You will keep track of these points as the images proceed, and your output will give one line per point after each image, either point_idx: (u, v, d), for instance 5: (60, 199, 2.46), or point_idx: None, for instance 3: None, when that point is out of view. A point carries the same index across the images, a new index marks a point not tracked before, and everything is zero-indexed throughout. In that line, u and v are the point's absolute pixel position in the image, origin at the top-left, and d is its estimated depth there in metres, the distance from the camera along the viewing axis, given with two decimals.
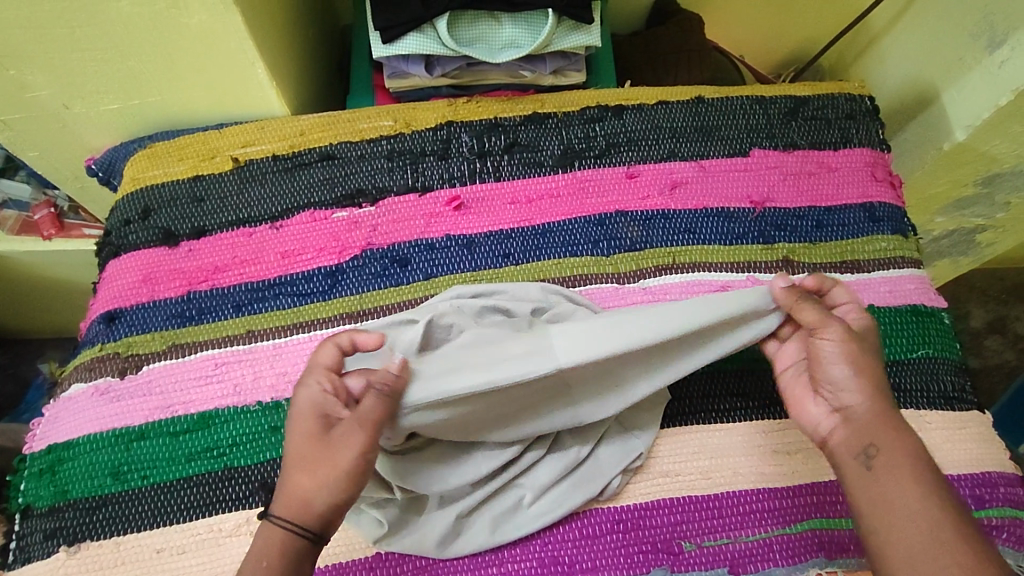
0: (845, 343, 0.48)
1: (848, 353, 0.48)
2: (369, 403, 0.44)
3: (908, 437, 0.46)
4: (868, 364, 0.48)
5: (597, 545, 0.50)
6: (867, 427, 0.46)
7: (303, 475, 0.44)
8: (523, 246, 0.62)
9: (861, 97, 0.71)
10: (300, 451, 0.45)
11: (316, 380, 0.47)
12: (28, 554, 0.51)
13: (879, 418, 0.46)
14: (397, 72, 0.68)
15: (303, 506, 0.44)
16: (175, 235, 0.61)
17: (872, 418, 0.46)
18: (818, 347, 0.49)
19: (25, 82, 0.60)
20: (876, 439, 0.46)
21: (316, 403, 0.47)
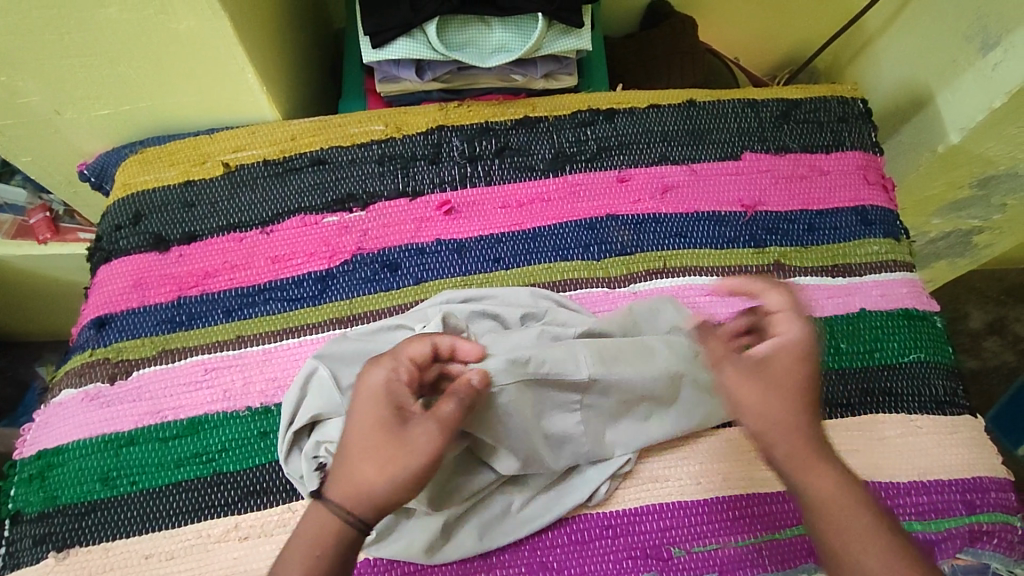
0: (747, 382, 0.47)
1: (760, 395, 0.47)
2: (449, 408, 0.45)
3: (829, 468, 0.46)
4: (768, 401, 0.46)
5: (586, 551, 0.50)
6: (789, 467, 0.46)
7: (370, 465, 0.45)
8: (514, 251, 0.62)
9: (853, 100, 0.70)
10: (366, 440, 0.46)
11: (391, 366, 0.47)
12: (18, 560, 0.51)
13: (802, 453, 0.46)
14: (388, 76, 0.68)
15: (363, 497, 0.45)
16: (166, 240, 0.62)
17: (795, 456, 0.46)
18: (728, 386, 0.47)
19: (16, 89, 0.60)
20: (801, 476, 0.46)
21: (390, 393, 0.47)
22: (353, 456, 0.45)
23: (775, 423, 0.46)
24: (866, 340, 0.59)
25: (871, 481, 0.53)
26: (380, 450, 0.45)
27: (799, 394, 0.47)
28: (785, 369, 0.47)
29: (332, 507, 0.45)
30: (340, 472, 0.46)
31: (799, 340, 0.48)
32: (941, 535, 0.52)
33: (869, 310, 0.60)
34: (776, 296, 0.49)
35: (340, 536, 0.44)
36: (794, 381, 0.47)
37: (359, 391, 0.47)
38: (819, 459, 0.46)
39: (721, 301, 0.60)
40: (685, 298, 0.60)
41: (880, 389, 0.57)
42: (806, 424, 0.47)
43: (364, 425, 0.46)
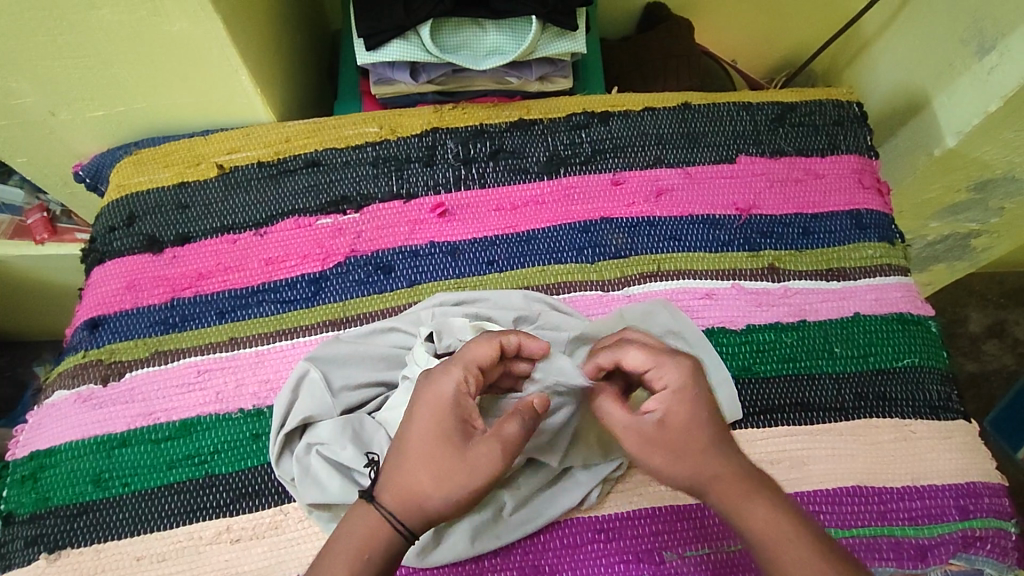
0: (653, 445, 0.45)
1: (664, 457, 0.44)
2: (513, 428, 0.44)
3: (759, 505, 0.42)
4: (669, 463, 0.44)
5: (579, 555, 0.50)
6: (721, 506, 0.43)
7: (427, 476, 0.43)
8: (507, 254, 0.62)
9: (849, 103, 0.70)
10: (424, 450, 0.44)
11: (456, 375, 0.46)
12: (9, 562, 0.51)
13: (732, 493, 0.43)
14: (383, 78, 0.68)
15: (417, 507, 0.43)
16: (160, 241, 0.62)
17: (723, 497, 0.43)
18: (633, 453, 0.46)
19: (10, 90, 0.60)
20: (736, 519, 0.43)
21: (461, 406, 0.45)
22: (412, 461, 0.44)
23: (690, 476, 0.44)
24: (860, 344, 0.59)
25: (864, 486, 0.53)
26: (444, 463, 0.43)
27: (703, 441, 0.44)
28: (681, 422, 0.45)
29: (382, 510, 0.43)
30: (396, 473, 0.44)
31: (678, 385, 0.45)
32: (935, 540, 0.52)
33: (863, 314, 0.60)
34: (636, 351, 0.47)
35: (384, 543, 0.42)
36: (693, 432, 0.44)
37: (426, 399, 0.45)
38: (752, 497, 0.43)
39: (715, 305, 0.60)
40: (678, 301, 0.60)
41: (875, 393, 0.57)
42: (730, 463, 0.44)
43: (428, 433, 0.44)
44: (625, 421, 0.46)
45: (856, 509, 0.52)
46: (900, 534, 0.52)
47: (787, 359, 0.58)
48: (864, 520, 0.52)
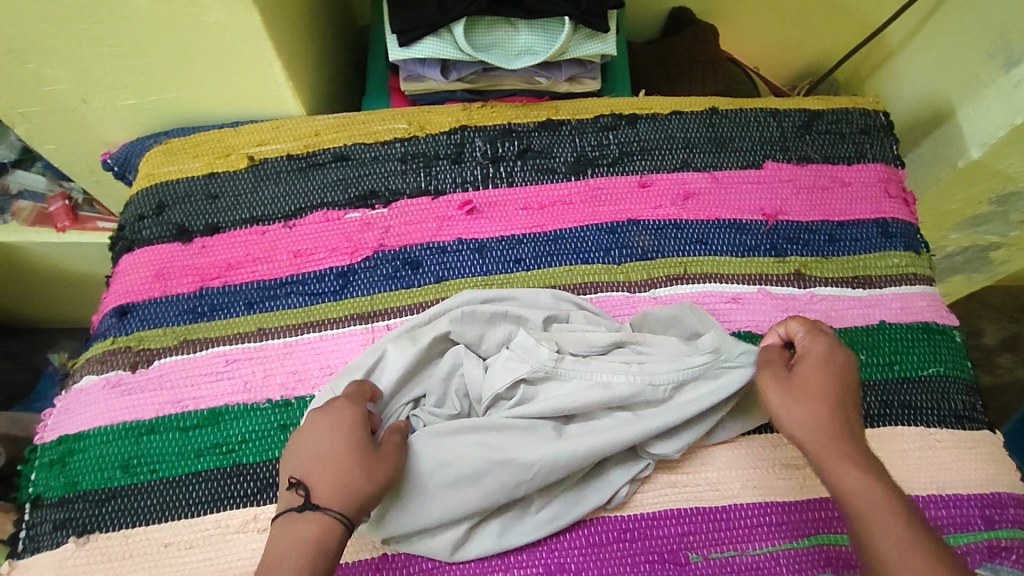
0: (779, 382, 0.50)
1: (785, 392, 0.50)
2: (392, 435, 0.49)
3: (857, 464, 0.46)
4: (794, 400, 0.49)
5: (604, 554, 0.51)
6: (819, 461, 0.47)
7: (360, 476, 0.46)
8: (535, 253, 0.62)
9: (876, 112, 0.70)
10: (338, 458, 0.46)
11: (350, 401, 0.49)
12: (37, 544, 0.51)
13: (832, 451, 0.47)
14: (413, 74, 0.68)
15: (357, 503, 0.45)
16: (188, 231, 0.62)
17: (820, 453, 0.47)
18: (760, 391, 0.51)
19: (44, 76, 0.61)
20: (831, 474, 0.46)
21: (360, 417, 0.48)
22: (336, 468, 0.46)
23: (800, 420, 0.48)
24: (885, 352, 0.59)
25: None
26: (366, 462, 0.46)
27: (827, 399, 0.49)
28: (812, 378, 0.50)
29: (324, 513, 0.44)
30: (326, 481, 0.45)
31: (819, 351, 0.51)
32: (961, 549, 0.52)
33: (888, 322, 0.60)
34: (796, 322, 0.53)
35: (331, 539, 0.43)
36: (821, 389, 0.49)
37: (338, 419, 0.48)
38: (850, 460, 0.46)
39: (742, 309, 0.60)
40: (706, 304, 0.60)
41: (900, 401, 0.57)
42: (837, 426, 0.48)
43: (339, 442, 0.47)
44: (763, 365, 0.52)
45: None
46: None
47: None
48: None
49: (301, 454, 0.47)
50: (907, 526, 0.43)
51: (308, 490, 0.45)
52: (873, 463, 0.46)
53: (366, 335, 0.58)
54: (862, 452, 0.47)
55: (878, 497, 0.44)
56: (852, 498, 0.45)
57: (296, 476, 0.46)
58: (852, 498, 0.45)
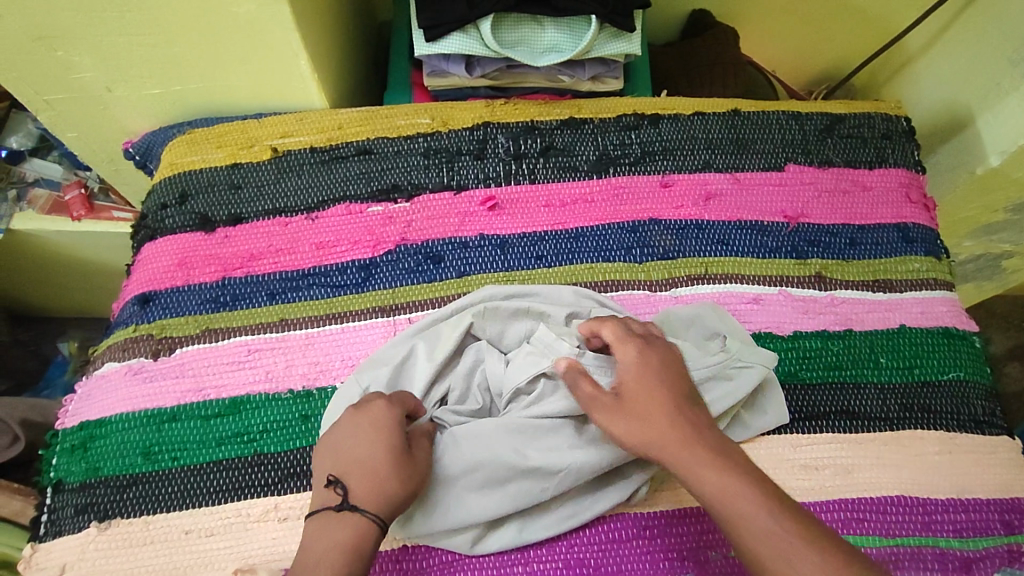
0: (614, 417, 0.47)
1: (621, 423, 0.47)
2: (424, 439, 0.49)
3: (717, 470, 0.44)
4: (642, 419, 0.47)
5: (623, 550, 0.51)
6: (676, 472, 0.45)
7: (395, 481, 0.46)
8: (556, 249, 0.62)
9: (897, 118, 0.71)
10: (376, 461, 0.46)
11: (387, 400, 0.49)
12: (59, 528, 0.51)
13: (684, 461, 0.45)
14: (436, 70, 0.68)
15: (390, 507, 0.45)
16: (211, 220, 0.62)
17: (677, 466, 0.45)
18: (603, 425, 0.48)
19: (71, 63, 0.61)
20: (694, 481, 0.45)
21: (398, 419, 0.48)
22: (373, 470, 0.45)
23: (652, 442, 0.46)
24: (905, 356, 0.59)
25: (908, 496, 0.54)
26: (401, 465, 0.46)
27: (664, 406, 0.47)
28: (639, 392, 0.48)
29: (361, 516, 0.44)
30: (363, 484, 0.45)
31: (638, 362, 0.49)
32: (980, 553, 0.52)
33: (908, 326, 0.60)
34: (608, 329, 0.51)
35: (365, 542, 0.43)
36: (650, 399, 0.47)
37: (370, 419, 0.47)
38: (711, 463, 0.45)
39: (762, 310, 0.60)
40: (726, 304, 0.60)
41: (920, 405, 0.57)
42: (685, 430, 0.46)
43: (378, 445, 0.46)
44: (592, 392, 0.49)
45: (899, 519, 0.53)
46: (945, 546, 0.52)
47: (832, 366, 0.58)
48: (908, 530, 0.52)
49: (339, 452, 0.47)
50: (778, 517, 0.42)
51: (345, 490, 0.45)
52: (733, 457, 0.45)
53: (387, 328, 0.58)
54: (717, 447, 0.46)
55: (750, 497, 0.43)
56: (723, 507, 0.43)
57: (333, 473, 0.46)
58: (726, 508, 0.43)
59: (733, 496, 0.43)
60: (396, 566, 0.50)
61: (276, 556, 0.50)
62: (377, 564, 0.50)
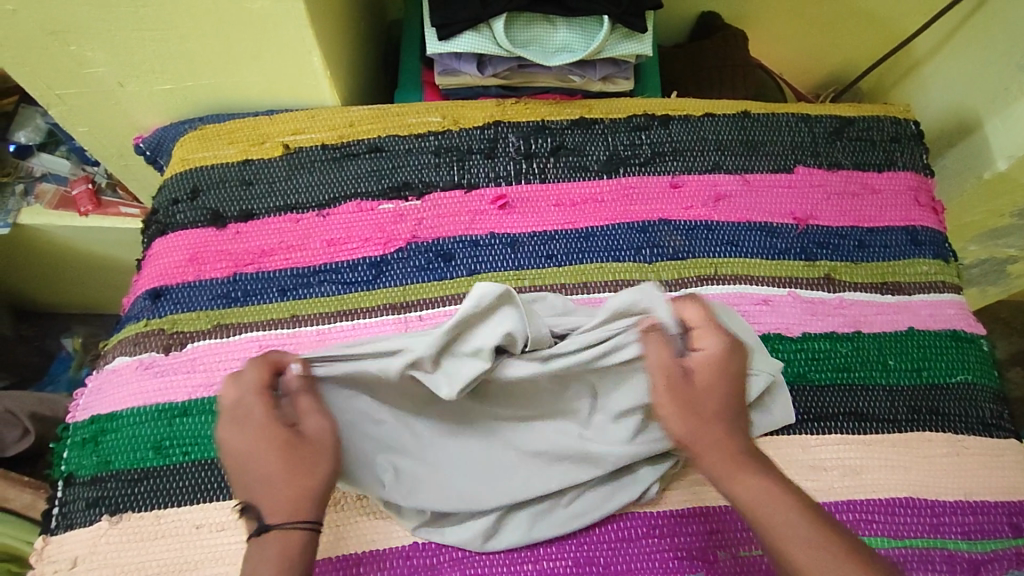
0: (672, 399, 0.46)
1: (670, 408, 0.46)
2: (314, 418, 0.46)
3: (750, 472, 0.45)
4: (700, 410, 0.47)
5: (632, 548, 0.51)
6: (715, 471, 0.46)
7: (290, 481, 0.44)
8: (567, 248, 0.62)
9: (906, 121, 0.71)
10: (269, 470, 0.44)
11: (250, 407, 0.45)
12: (70, 521, 0.51)
13: (725, 461, 0.46)
14: (448, 69, 0.69)
15: (311, 502, 0.44)
16: (222, 216, 0.62)
17: (717, 464, 0.46)
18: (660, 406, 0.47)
19: (85, 58, 0.61)
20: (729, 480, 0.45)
21: (267, 419, 0.45)
22: (273, 480, 0.44)
23: (691, 436, 0.46)
24: (914, 358, 0.59)
25: (916, 498, 0.54)
26: (292, 461, 0.44)
27: (717, 404, 0.47)
28: (706, 385, 0.47)
29: (285, 527, 0.43)
30: (267, 498, 0.43)
31: (714, 354, 0.47)
32: (988, 556, 0.53)
33: (917, 329, 0.61)
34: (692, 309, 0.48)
35: (302, 544, 0.43)
36: (714, 395, 0.47)
37: (246, 441, 0.44)
38: (748, 466, 0.46)
39: (771, 311, 0.60)
40: (735, 305, 0.60)
41: (928, 407, 0.58)
42: (727, 431, 0.47)
43: (262, 457, 0.44)
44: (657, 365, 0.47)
45: (908, 520, 0.53)
46: (953, 548, 0.52)
47: (841, 368, 0.58)
48: (917, 532, 0.53)
49: (239, 473, 0.44)
50: (802, 517, 0.43)
51: (257, 510, 0.43)
52: (764, 464, 0.47)
53: (398, 325, 0.58)
54: (751, 452, 0.47)
55: (777, 496, 0.44)
56: (750, 504, 0.44)
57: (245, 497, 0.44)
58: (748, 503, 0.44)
59: (762, 494, 0.44)
60: (405, 562, 0.50)
61: None
62: (386, 559, 0.50)
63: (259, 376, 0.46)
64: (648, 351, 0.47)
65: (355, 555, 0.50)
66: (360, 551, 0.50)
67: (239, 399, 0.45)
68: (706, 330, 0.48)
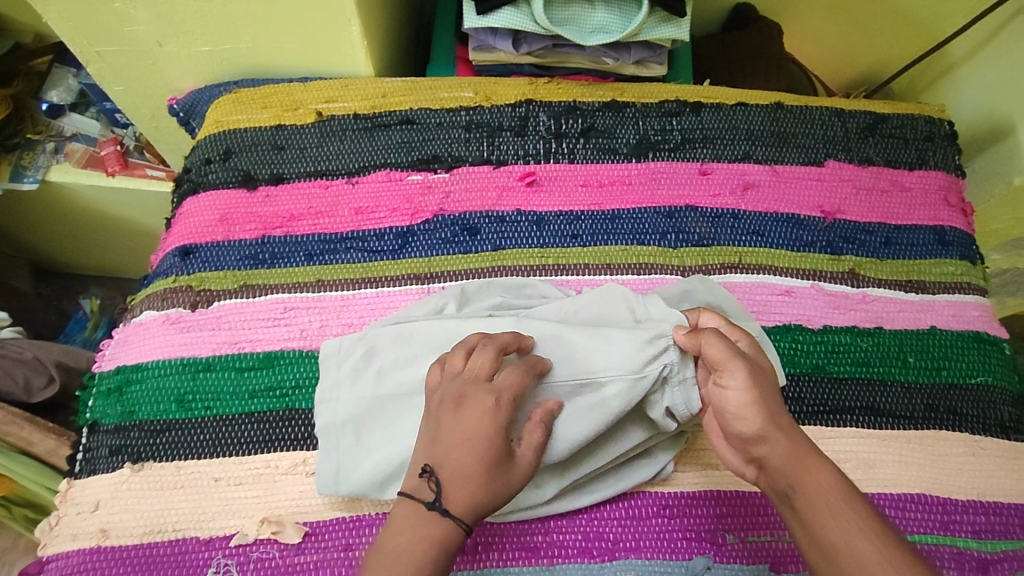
0: (749, 382, 0.45)
1: (748, 394, 0.45)
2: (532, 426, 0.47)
3: (826, 470, 0.43)
4: (769, 395, 0.45)
5: (643, 527, 0.51)
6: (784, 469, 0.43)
7: (484, 485, 0.44)
8: (592, 229, 0.62)
9: (940, 121, 0.70)
10: (471, 459, 0.44)
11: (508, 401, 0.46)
12: (93, 467, 0.53)
13: (794, 455, 0.44)
14: (483, 45, 0.69)
15: (482, 515, 0.44)
16: (254, 178, 0.63)
17: (786, 462, 0.44)
18: (733, 390, 0.45)
19: (126, 15, 0.62)
20: (799, 477, 0.43)
21: (503, 424, 0.45)
22: (469, 472, 0.43)
23: (768, 422, 0.44)
24: (934, 357, 0.59)
25: (932, 495, 0.54)
26: (501, 468, 0.44)
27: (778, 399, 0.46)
28: (769, 370, 0.48)
29: (451, 519, 0.43)
30: (460, 493, 0.43)
31: (753, 344, 0.49)
32: (998, 556, 0.53)
33: (940, 328, 0.60)
34: (710, 316, 0.52)
35: (451, 547, 0.43)
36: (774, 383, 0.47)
37: (457, 422, 0.45)
38: (815, 459, 0.44)
39: (794, 302, 0.60)
40: (757, 295, 0.60)
41: (946, 407, 0.58)
42: (796, 430, 0.45)
43: (477, 449, 0.44)
44: (722, 356, 0.46)
45: (919, 517, 0.53)
46: (963, 546, 0.52)
47: (861, 362, 0.58)
48: (929, 528, 0.53)
49: (445, 437, 0.45)
50: (869, 518, 0.41)
51: (441, 493, 0.43)
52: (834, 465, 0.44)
53: (422, 295, 0.59)
54: (818, 449, 0.45)
55: (841, 496, 0.42)
56: (818, 497, 0.42)
57: (428, 465, 0.44)
58: (810, 496, 0.42)
59: (825, 491, 0.42)
60: None
61: (301, 509, 0.51)
62: None
63: (485, 369, 0.47)
64: (708, 348, 0.47)
65: (371, 516, 0.51)
66: (376, 512, 0.51)
67: (486, 385, 0.46)
68: (731, 328, 0.50)
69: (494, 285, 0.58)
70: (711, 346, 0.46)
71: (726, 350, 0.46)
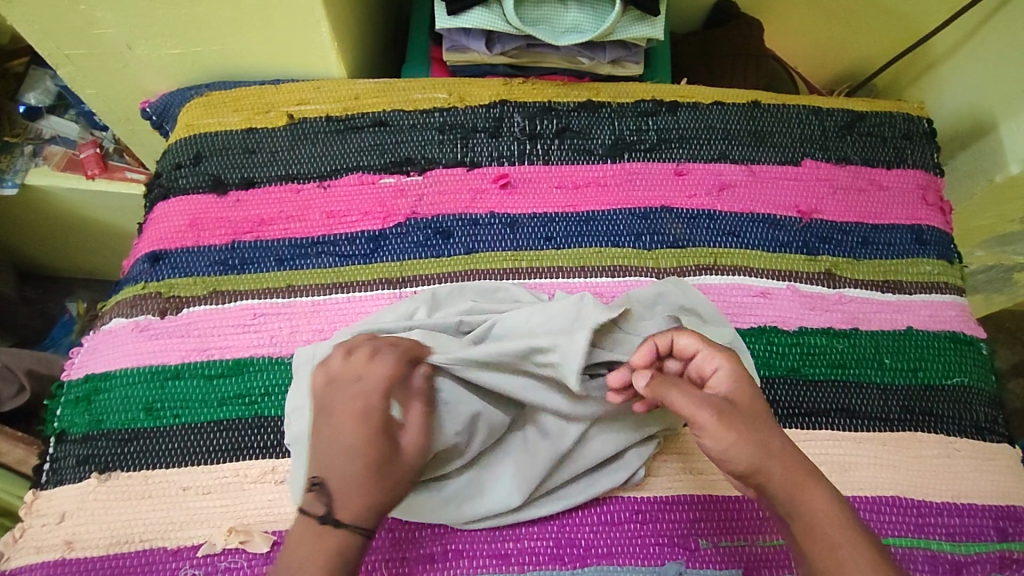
0: (728, 427, 0.44)
1: (727, 437, 0.44)
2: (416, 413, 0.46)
3: (822, 492, 0.43)
4: (750, 432, 0.44)
5: (615, 532, 0.51)
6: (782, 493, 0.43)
7: (371, 486, 0.43)
8: (566, 230, 0.62)
9: (919, 119, 0.69)
10: (350, 465, 0.43)
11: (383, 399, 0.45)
12: (61, 477, 0.52)
13: (790, 480, 0.43)
14: (457, 45, 0.68)
15: (378, 514, 0.43)
16: (224, 183, 0.62)
17: (783, 487, 0.43)
18: (711, 437, 0.44)
19: (94, 18, 0.61)
20: (796, 500, 0.43)
21: (378, 423, 0.44)
22: (355, 477, 0.43)
23: (756, 455, 0.43)
24: (910, 357, 0.59)
25: (906, 498, 0.54)
26: (383, 466, 0.44)
27: (767, 423, 0.45)
28: (748, 402, 0.46)
29: (343, 528, 0.42)
30: (347, 501, 0.42)
31: (732, 371, 0.47)
32: (971, 558, 0.52)
33: (916, 329, 0.60)
34: (688, 338, 0.49)
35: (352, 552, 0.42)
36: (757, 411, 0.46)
37: (333, 433, 0.44)
38: (812, 482, 0.43)
39: (769, 303, 0.59)
40: (732, 296, 0.60)
41: (921, 408, 0.57)
42: (791, 452, 0.44)
43: (358, 460, 0.43)
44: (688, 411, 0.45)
45: (893, 519, 0.53)
46: (937, 548, 0.52)
47: (836, 364, 0.58)
48: (903, 530, 0.52)
49: (323, 449, 0.44)
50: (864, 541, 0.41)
51: (328, 502, 0.42)
52: (830, 487, 0.44)
53: (393, 300, 0.58)
54: (813, 471, 0.44)
55: (837, 520, 0.42)
56: (815, 522, 0.42)
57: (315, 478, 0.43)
58: (807, 521, 0.42)
59: (823, 515, 0.42)
60: (389, 532, 0.50)
61: (270, 518, 0.50)
62: (417, 544, 0.50)
63: (359, 371, 0.46)
64: (675, 401, 0.45)
65: None
66: None
67: (357, 389, 0.45)
68: (710, 353, 0.48)
69: (466, 289, 0.57)
70: (675, 399, 0.45)
71: (692, 404, 0.45)
